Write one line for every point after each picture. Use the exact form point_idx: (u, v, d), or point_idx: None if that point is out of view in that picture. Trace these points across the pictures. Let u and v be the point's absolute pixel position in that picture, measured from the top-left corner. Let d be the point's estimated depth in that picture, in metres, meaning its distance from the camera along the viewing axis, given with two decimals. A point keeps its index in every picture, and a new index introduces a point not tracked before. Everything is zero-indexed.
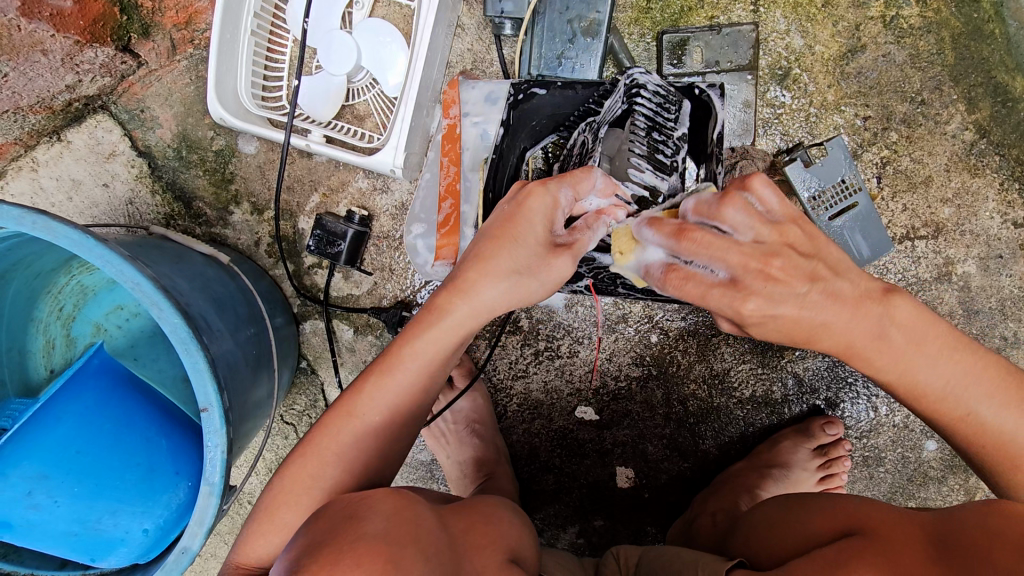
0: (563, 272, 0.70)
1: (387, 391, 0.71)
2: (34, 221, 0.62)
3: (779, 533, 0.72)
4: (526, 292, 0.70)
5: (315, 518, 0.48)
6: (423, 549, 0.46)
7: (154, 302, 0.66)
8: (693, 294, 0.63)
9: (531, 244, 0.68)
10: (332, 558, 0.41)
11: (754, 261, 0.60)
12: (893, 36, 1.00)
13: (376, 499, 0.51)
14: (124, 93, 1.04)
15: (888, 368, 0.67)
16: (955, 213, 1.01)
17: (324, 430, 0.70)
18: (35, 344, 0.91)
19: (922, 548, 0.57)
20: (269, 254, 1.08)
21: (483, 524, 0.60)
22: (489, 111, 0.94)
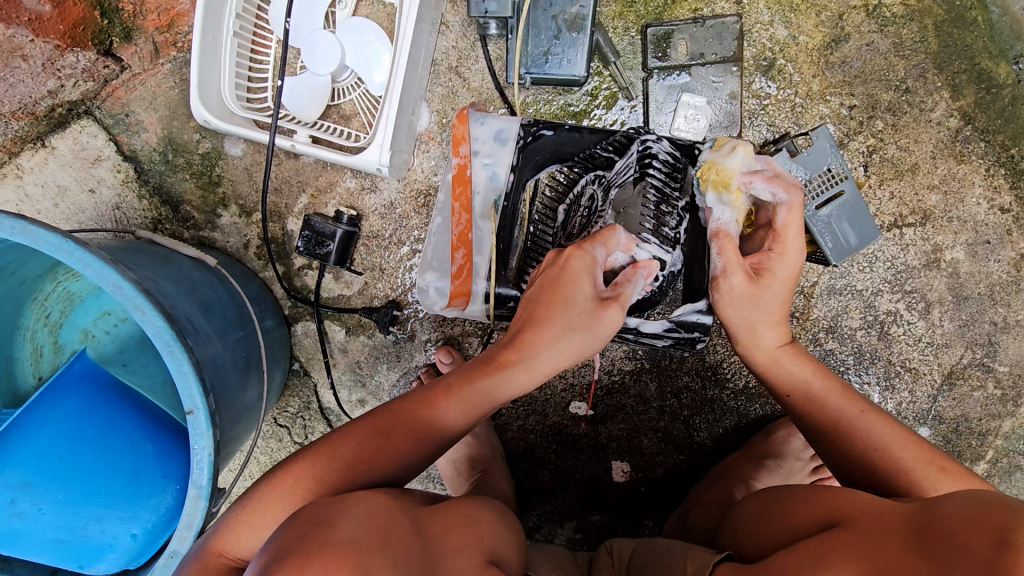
0: (614, 323, 0.75)
1: (428, 417, 0.73)
2: (13, 225, 0.62)
3: (767, 522, 0.73)
4: (582, 348, 0.75)
5: (289, 521, 0.48)
6: (394, 553, 0.45)
7: (136, 304, 0.65)
8: (797, 219, 0.75)
9: (581, 304, 0.73)
10: (297, 564, 0.40)
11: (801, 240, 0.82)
12: (877, 24, 1.00)
13: (351, 505, 0.50)
14: (108, 97, 1.02)
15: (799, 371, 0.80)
16: (942, 200, 1.02)
17: (348, 433, 0.70)
18: (23, 352, 0.90)
19: (900, 528, 0.57)
20: (258, 257, 1.08)
21: (462, 527, 0.60)
22: (497, 151, 0.96)
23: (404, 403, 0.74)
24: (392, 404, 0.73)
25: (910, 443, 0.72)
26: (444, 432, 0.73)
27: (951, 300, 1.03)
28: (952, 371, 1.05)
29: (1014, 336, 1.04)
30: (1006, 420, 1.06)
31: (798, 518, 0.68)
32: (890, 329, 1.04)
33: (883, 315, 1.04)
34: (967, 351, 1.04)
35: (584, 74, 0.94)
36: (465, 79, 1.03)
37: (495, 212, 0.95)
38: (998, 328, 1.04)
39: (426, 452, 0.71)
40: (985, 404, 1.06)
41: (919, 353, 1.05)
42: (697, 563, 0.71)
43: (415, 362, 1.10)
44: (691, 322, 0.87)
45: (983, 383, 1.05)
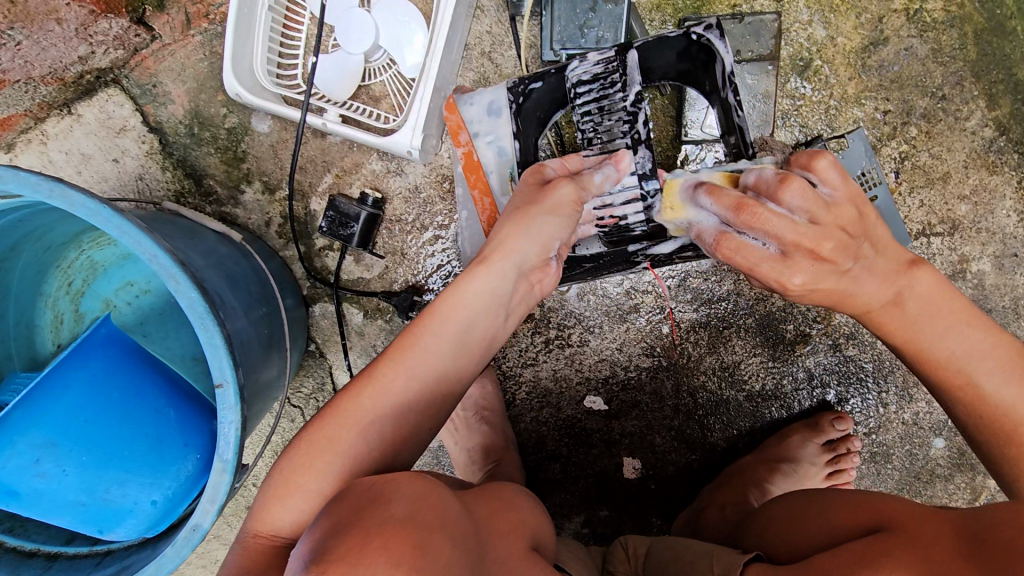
0: (565, 195, 0.79)
1: (415, 358, 0.73)
2: (51, 188, 0.61)
3: (799, 529, 0.72)
4: (544, 226, 0.79)
5: (339, 499, 0.47)
6: (450, 532, 0.46)
7: (171, 275, 0.64)
8: (750, 259, 0.72)
9: (529, 193, 0.81)
10: (360, 540, 0.40)
11: (812, 235, 0.67)
12: (916, 29, 0.99)
13: (400, 480, 0.50)
14: (137, 67, 1.02)
15: (949, 335, 0.73)
16: (972, 210, 1.01)
17: (349, 396, 0.70)
18: (43, 318, 0.90)
19: (955, 547, 0.56)
20: (280, 235, 1.07)
21: (506, 510, 0.60)
22: (495, 125, 0.93)
23: (420, 359, 0.73)
24: (408, 357, 0.73)
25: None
26: (435, 374, 0.74)
27: (975, 311, 1.03)
28: None
29: None
30: None
31: (838, 526, 0.67)
32: None
33: None
34: None
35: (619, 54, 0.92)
36: (496, 65, 1.02)
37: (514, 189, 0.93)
38: (1019, 342, 1.03)
39: (423, 401, 0.72)
40: None
41: None
42: (723, 564, 0.71)
43: None
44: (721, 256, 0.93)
45: None
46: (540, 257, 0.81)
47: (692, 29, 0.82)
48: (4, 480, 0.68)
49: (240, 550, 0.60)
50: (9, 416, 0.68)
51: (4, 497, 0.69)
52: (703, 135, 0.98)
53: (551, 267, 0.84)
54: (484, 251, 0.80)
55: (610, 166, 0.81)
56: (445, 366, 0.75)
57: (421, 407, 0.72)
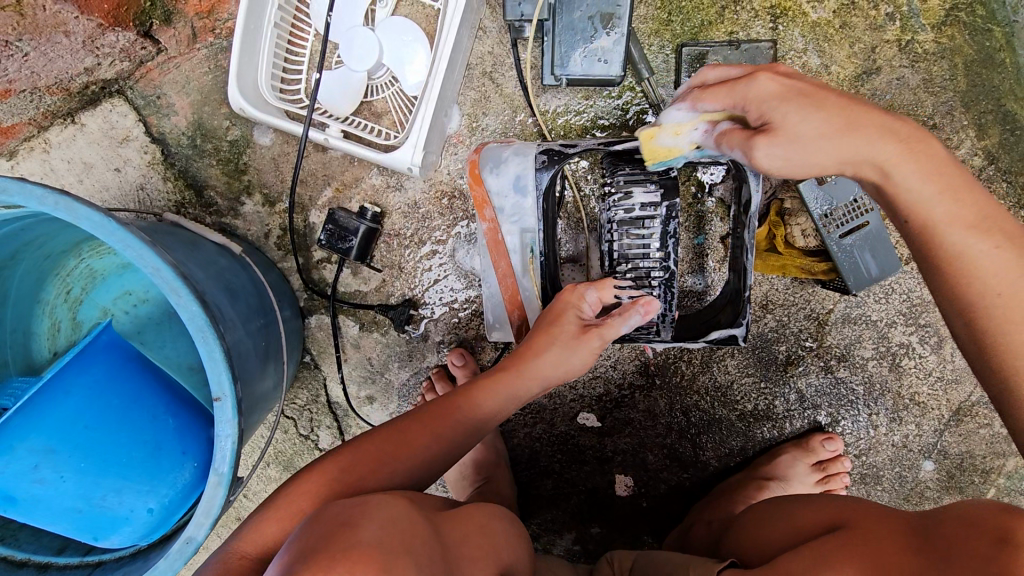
0: (593, 349, 0.86)
1: (444, 423, 0.78)
2: (56, 201, 0.62)
3: (764, 531, 0.75)
4: (570, 368, 0.87)
5: (313, 521, 0.48)
6: (418, 557, 0.46)
7: (173, 288, 0.65)
8: (725, 89, 0.67)
9: (568, 334, 0.86)
10: (325, 565, 0.41)
11: (764, 67, 0.68)
12: (908, 59, 1.01)
13: (372, 505, 0.51)
14: (142, 78, 1.03)
15: (919, 184, 0.62)
16: None
17: (367, 440, 0.74)
18: (40, 326, 0.91)
19: (906, 539, 0.59)
20: (278, 247, 1.08)
21: (477, 535, 0.60)
22: (520, 201, 0.96)
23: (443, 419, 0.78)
24: (427, 417, 0.78)
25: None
26: (459, 439, 0.78)
27: None
28: (960, 407, 1.06)
29: None
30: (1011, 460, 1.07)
31: (800, 527, 0.70)
32: (902, 361, 1.06)
33: (896, 347, 1.05)
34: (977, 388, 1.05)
35: (620, 75, 0.94)
36: (497, 85, 1.04)
37: (534, 267, 0.98)
38: None
39: (439, 457, 0.76)
40: (990, 442, 1.06)
41: (928, 387, 1.06)
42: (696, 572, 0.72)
43: (427, 362, 1.10)
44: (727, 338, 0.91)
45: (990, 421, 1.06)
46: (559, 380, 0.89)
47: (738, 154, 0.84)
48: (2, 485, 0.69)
49: (218, 566, 0.60)
50: (10, 420, 0.68)
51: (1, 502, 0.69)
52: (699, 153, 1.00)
53: None
54: (526, 359, 0.85)
55: (640, 314, 0.85)
56: (468, 435, 0.79)
57: (435, 456, 0.75)
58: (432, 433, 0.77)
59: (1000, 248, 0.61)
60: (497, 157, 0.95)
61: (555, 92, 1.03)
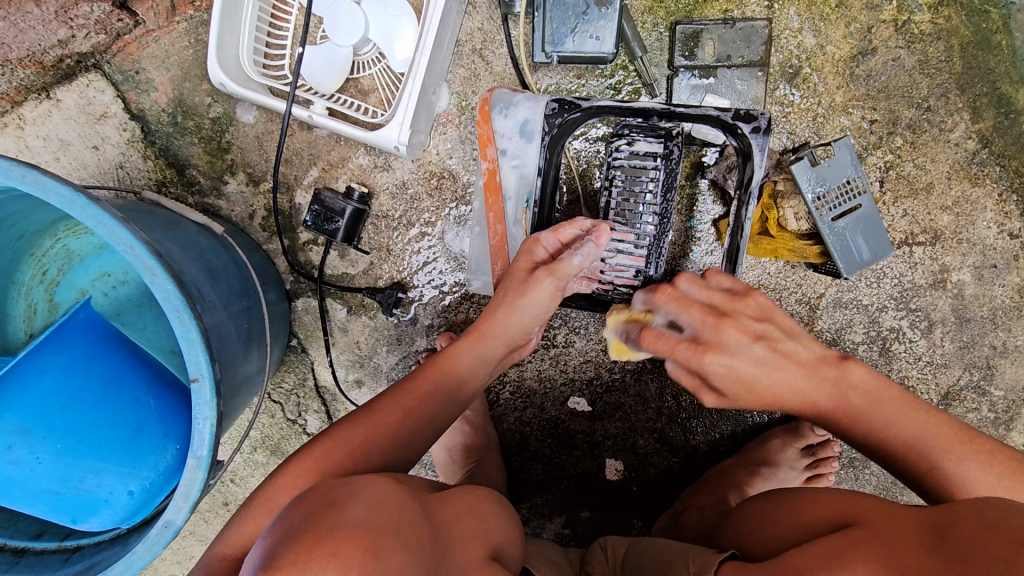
0: (546, 292, 0.83)
1: (415, 398, 0.77)
2: (24, 174, 0.59)
3: (773, 525, 0.73)
4: (525, 318, 0.84)
5: (299, 499, 0.46)
6: (405, 540, 0.44)
7: (147, 267, 0.63)
8: (665, 347, 0.74)
9: (517, 278, 0.84)
10: (311, 543, 0.39)
11: (711, 318, 0.73)
12: (904, 41, 1.00)
13: (360, 484, 0.49)
14: (119, 52, 1.00)
15: (874, 417, 0.69)
16: (954, 221, 1.02)
17: (342, 426, 0.72)
18: (16, 308, 0.88)
19: (918, 538, 0.56)
20: (263, 228, 1.06)
21: (469, 516, 0.58)
22: (524, 147, 0.97)
23: (410, 390, 0.77)
24: (399, 394, 0.77)
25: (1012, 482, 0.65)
26: (428, 411, 0.76)
27: (954, 321, 1.04)
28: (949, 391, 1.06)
29: (1011, 361, 1.04)
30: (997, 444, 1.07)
31: (809, 524, 0.69)
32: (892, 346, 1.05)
33: (886, 332, 1.05)
34: (964, 372, 1.05)
35: (612, 52, 0.91)
36: (488, 62, 1.01)
37: (527, 217, 0.97)
38: (997, 351, 1.04)
39: (413, 435, 0.74)
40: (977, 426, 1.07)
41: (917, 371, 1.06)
42: (699, 563, 0.72)
43: (416, 346, 1.09)
44: None
45: (977, 406, 1.06)
46: (525, 334, 0.87)
47: (743, 123, 0.85)
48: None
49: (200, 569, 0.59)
50: None
51: None
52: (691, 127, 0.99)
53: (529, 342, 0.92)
54: (489, 319, 0.84)
55: (591, 242, 0.82)
56: (441, 407, 0.78)
57: (413, 433, 0.74)
58: (402, 407, 0.75)
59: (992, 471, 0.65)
60: (508, 100, 0.96)
61: (547, 70, 1.01)
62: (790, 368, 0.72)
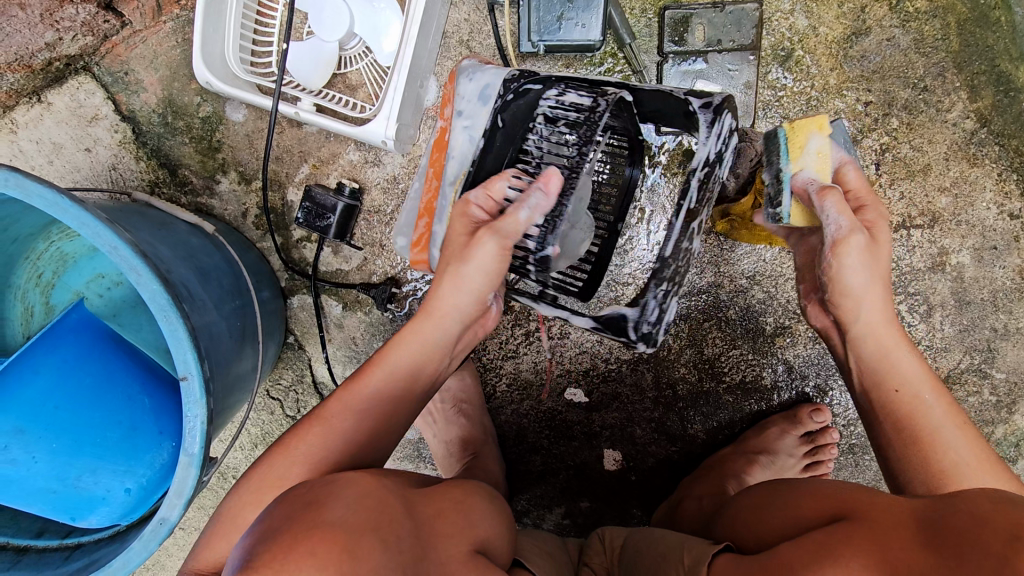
0: (490, 252, 0.75)
1: (361, 396, 0.76)
2: (7, 178, 0.59)
3: (764, 519, 0.73)
4: (472, 283, 0.78)
5: (280, 501, 0.46)
6: (384, 537, 0.44)
7: (132, 267, 0.63)
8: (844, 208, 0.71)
9: (455, 244, 0.78)
10: (289, 543, 0.39)
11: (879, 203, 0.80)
12: (898, 19, 0.98)
13: (341, 484, 0.49)
14: (108, 54, 1.00)
15: (909, 363, 0.73)
16: (952, 203, 1.01)
17: (293, 434, 0.72)
18: (12, 311, 0.89)
19: (916, 535, 0.56)
20: (256, 226, 1.06)
21: (455, 512, 0.59)
22: (478, 112, 0.81)
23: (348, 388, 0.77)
24: (345, 392, 0.76)
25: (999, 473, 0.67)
26: (377, 412, 0.75)
27: (954, 304, 1.03)
28: (949, 375, 1.05)
29: (1013, 343, 1.03)
30: (1000, 427, 1.06)
31: (801, 517, 0.68)
32: None
33: None
34: (965, 356, 1.04)
35: (599, 39, 0.90)
36: (475, 54, 1.01)
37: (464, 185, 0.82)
38: (998, 334, 1.03)
39: (360, 442, 0.73)
40: (978, 410, 1.06)
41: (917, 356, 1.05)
42: (694, 555, 0.72)
43: None
44: (622, 321, 0.83)
45: (979, 389, 1.05)
46: (476, 304, 0.80)
47: (694, 99, 0.74)
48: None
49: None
50: None
51: None
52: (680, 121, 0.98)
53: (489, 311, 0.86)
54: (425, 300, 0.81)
55: (538, 192, 0.72)
56: (388, 403, 0.77)
57: (358, 433, 0.73)
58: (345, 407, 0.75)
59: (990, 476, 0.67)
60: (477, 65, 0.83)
61: (535, 60, 1.01)
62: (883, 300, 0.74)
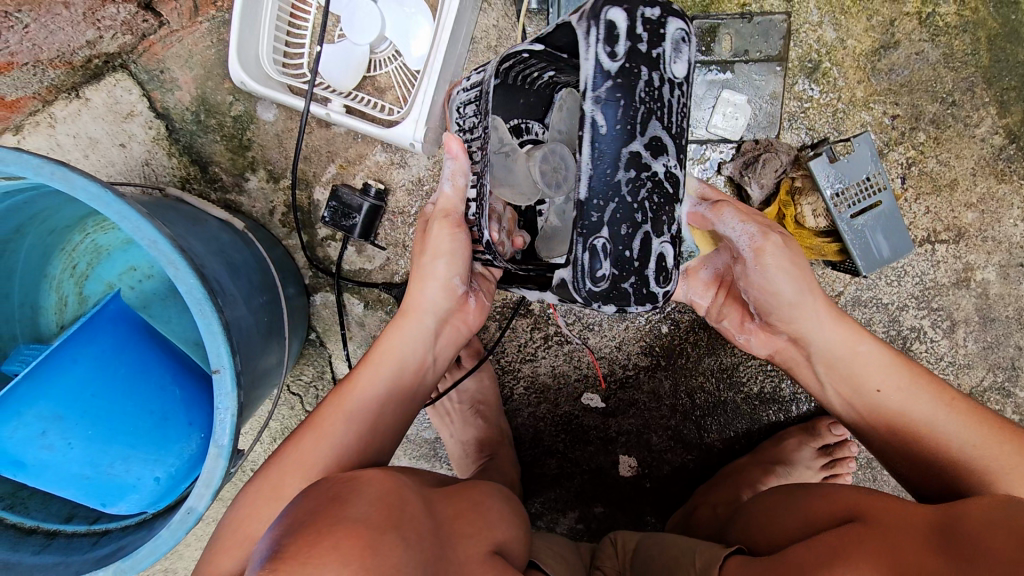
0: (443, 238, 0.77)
1: (354, 399, 0.78)
2: (52, 170, 0.61)
3: (777, 521, 0.75)
4: (441, 272, 0.80)
5: (302, 496, 0.47)
6: (405, 536, 0.45)
7: (171, 261, 0.64)
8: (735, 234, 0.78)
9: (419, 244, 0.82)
10: (313, 536, 0.40)
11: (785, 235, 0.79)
12: (929, 33, 0.98)
13: (364, 481, 0.50)
14: (144, 52, 1.02)
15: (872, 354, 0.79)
16: (979, 218, 1.00)
17: (292, 443, 0.75)
18: (48, 300, 0.92)
19: (925, 539, 0.58)
20: (283, 224, 1.08)
21: (475, 513, 0.60)
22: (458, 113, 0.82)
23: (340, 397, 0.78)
24: (339, 398, 0.78)
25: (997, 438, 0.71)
26: (373, 410, 0.78)
27: (979, 320, 1.02)
28: (972, 392, 1.04)
29: None
30: None
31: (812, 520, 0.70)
32: (913, 346, 1.03)
33: (907, 331, 1.03)
34: (989, 373, 1.04)
35: None
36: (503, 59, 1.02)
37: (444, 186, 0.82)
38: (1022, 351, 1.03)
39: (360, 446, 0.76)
40: None
41: (939, 371, 1.04)
42: (706, 557, 0.73)
43: None
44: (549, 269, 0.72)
45: (1000, 407, 1.04)
46: (450, 300, 0.82)
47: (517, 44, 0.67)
48: (8, 450, 0.67)
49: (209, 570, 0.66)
50: (18, 386, 0.66)
51: (9, 468, 0.67)
52: (707, 135, 1.00)
53: (471, 303, 0.86)
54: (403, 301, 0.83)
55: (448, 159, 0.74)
56: (382, 405, 0.79)
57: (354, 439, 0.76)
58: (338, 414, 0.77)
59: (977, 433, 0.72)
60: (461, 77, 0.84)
61: None
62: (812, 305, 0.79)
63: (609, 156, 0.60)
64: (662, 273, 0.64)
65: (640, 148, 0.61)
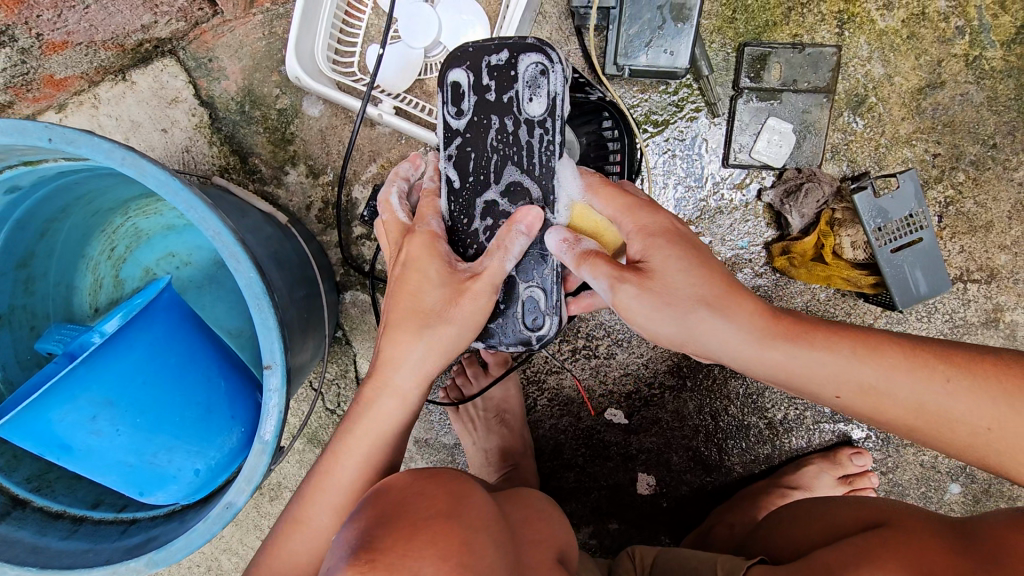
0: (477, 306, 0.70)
1: (328, 490, 0.72)
2: (124, 156, 0.61)
3: (803, 526, 0.78)
4: (451, 341, 0.71)
5: (381, 493, 0.48)
6: (491, 533, 0.46)
7: (231, 253, 0.64)
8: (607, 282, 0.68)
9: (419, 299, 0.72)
10: (406, 532, 0.41)
11: (660, 249, 0.67)
12: (974, 76, 0.99)
13: (444, 476, 0.51)
14: (195, 39, 1.02)
15: (819, 358, 0.64)
16: (1012, 261, 1.01)
17: (280, 537, 0.72)
18: (83, 281, 0.91)
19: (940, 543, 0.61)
20: (319, 220, 1.08)
21: (535, 521, 0.61)
22: None
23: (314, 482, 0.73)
24: (312, 479, 0.73)
25: (990, 402, 0.59)
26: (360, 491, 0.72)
27: None
28: None
29: None
30: None
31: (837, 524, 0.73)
32: None
33: None
34: None
35: (685, 67, 0.92)
36: None
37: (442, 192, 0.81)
38: None
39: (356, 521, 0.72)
40: None
41: None
42: (727, 566, 0.76)
43: None
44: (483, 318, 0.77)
45: None
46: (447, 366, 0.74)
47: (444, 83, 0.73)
48: (57, 434, 0.66)
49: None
50: (75, 370, 0.64)
51: (57, 451, 0.67)
52: (751, 160, 1.00)
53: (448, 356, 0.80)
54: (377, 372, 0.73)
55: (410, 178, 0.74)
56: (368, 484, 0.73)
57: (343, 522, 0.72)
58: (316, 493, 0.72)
59: (976, 404, 0.59)
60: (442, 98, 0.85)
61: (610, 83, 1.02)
62: (716, 317, 0.66)
63: (464, 205, 0.74)
64: (530, 317, 0.75)
65: (495, 197, 0.73)
